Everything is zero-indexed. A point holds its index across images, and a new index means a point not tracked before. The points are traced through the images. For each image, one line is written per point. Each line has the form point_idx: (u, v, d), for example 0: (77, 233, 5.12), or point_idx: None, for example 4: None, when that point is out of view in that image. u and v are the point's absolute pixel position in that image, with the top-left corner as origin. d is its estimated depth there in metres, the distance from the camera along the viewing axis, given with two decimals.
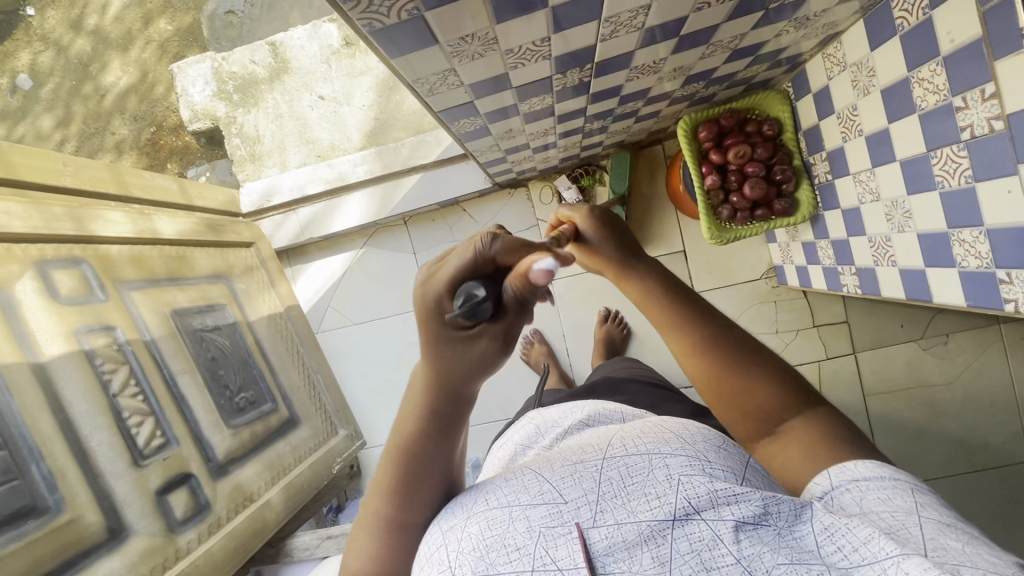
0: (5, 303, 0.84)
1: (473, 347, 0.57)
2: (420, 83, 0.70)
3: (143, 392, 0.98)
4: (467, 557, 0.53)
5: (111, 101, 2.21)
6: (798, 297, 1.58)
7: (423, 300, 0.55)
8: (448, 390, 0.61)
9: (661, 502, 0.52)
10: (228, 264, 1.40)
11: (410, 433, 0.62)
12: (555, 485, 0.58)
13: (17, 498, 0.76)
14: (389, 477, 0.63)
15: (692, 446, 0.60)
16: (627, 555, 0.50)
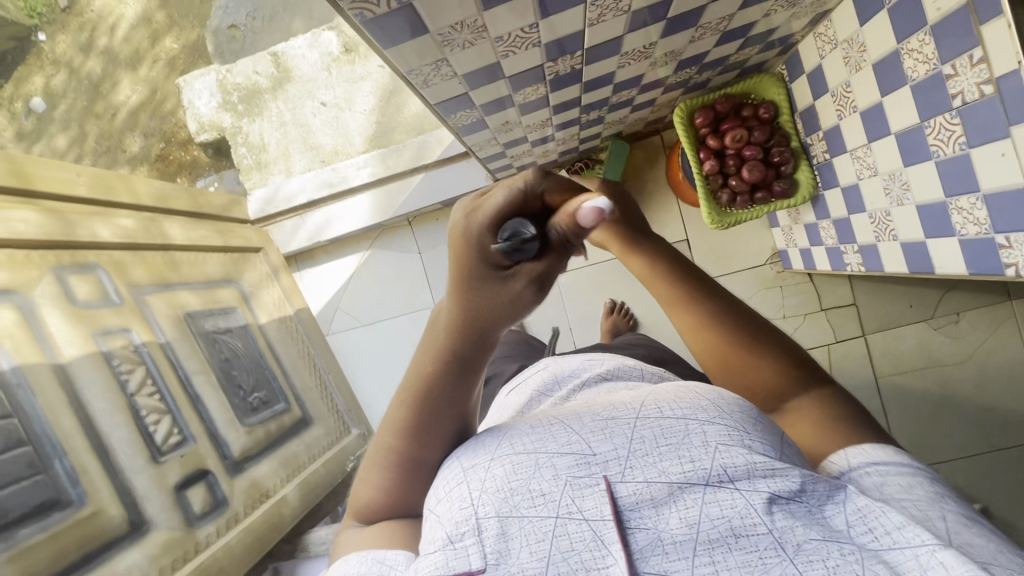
0: (25, 306, 0.87)
1: (507, 294, 0.56)
2: (415, 74, 0.72)
3: (159, 392, 1.01)
4: (489, 497, 0.53)
5: (122, 118, 2.27)
6: (804, 281, 1.58)
7: (461, 233, 0.53)
8: (469, 335, 0.60)
9: (695, 467, 0.51)
10: (238, 268, 1.43)
11: (428, 377, 0.63)
12: (584, 435, 0.56)
13: (41, 491, 0.78)
14: (403, 418, 0.64)
15: (732, 412, 0.56)
16: (655, 513, 0.50)
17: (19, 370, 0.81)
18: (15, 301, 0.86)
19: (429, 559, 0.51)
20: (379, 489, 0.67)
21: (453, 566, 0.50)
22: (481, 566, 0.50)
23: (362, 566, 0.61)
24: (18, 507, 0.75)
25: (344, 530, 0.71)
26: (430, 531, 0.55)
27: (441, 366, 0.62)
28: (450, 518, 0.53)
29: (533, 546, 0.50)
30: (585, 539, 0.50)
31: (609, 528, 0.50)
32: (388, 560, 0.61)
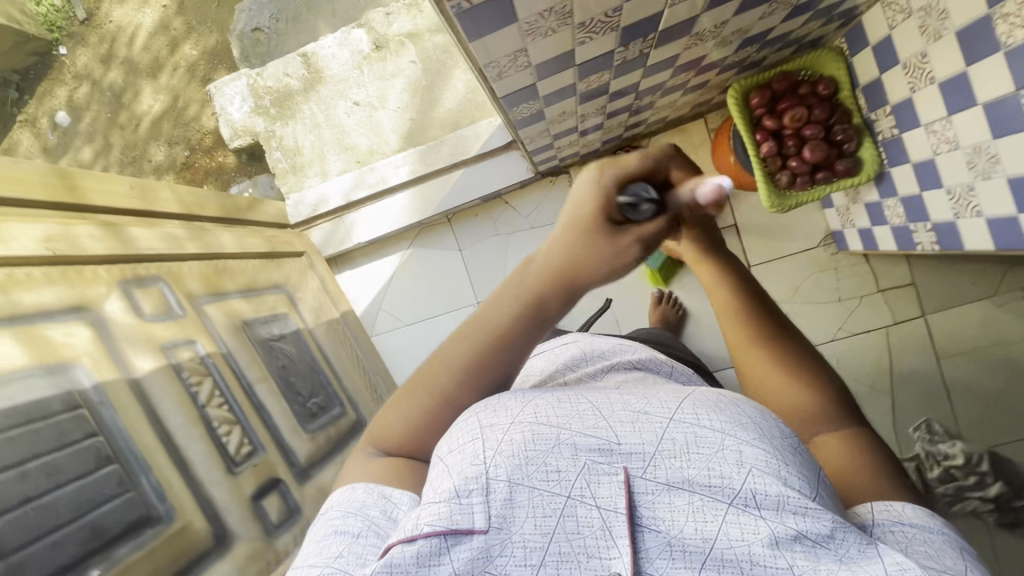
0: (97, 322, 0.87)
1: (617, 249, 0.59)
2: (491, 67, 0.69)
3: (227, 402, 1.00)
4: (504, 460, 0.56)
5: (145, 128, 2.26)
6: (859, 262, 1.54)
7: (595, 178, 0.59)
8: (557, 286, 0.63)
9: (724, 484, 0.55)
10: (285, 274, 1.42)
11: (499, 324, 0.66)
12: (614, 427, 0.60)
13: (132, 509, 0.76)
14: (464, 359, 0.67)
15: (772, 436, 0.59)
16: (670, 516, 0.55)
17: (99, 387, 0.80)
18: (87, 317, 0.85)
19: (430, 508, 0.54)
20: (407, 419, 0.70)
21: (455, 519, 0.53)
22: (482, 526, 0.53)
23: (370, 497, 0.64)
24: (112, 527, 0.73)
25: (357, 454, 0.73)
26: (435, 480, 0.58)
27: (516, 316, 0.65)
28: (461, 471, 0.56)
29: (539, 519, 0.54)
30: (594, 527, 0.54)
31: (619, 521, 0.54)
32: (394, 498, 0.64)
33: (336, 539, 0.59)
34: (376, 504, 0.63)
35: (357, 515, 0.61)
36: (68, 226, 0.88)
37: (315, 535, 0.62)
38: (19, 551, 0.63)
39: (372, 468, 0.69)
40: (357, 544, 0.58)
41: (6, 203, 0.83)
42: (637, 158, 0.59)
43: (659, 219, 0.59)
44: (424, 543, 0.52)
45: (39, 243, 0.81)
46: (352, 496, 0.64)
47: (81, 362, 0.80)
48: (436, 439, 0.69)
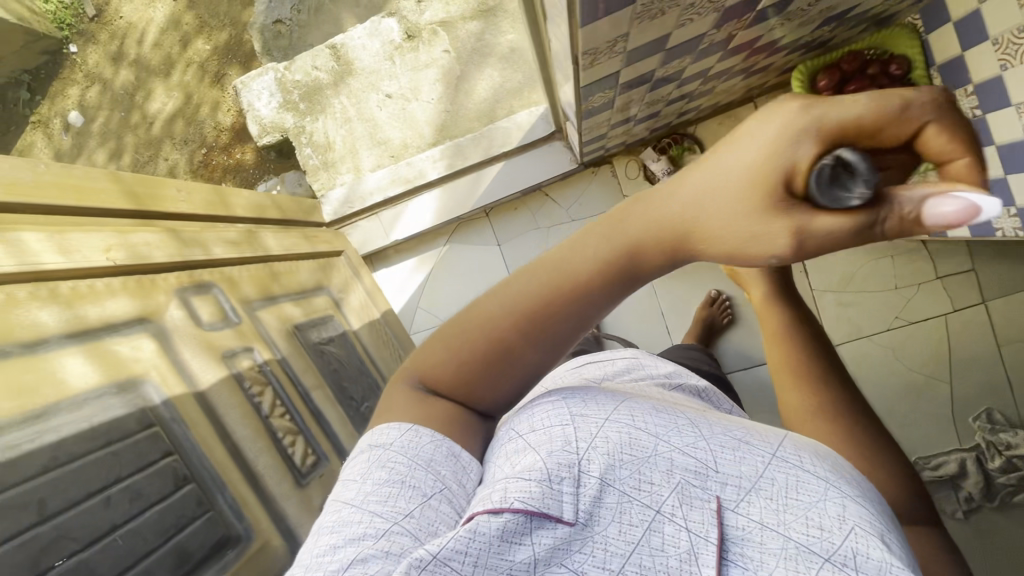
0: (160, 332, 0.82)
1: (763, 234, 0.42)
2: (589, 54, 0.64)
3: (288, 411, 0.97)
4: (598, 457, 0.49)
5: (159, 127, 2.18)
6: (917, 248, 1.52)
7: (792, 119, 0.39)
8: (663, 240, 0.48)
9: (824, 537, 0.46)
10: (327, 274, 1.38)
11: (579, 269, 0.51)
12: (713, 446, 0.52)
13: (213, 529, 0.73)
14: (530, 301, 0.53)
15: (872, 503, 0.51)
16: (760, 557, 0.46)
17: (169, 402, 0.76)
18: (151, 329, 0.81)
19: (518, 483, 0.46)
20: (452, 361, 0.56)
21: (545, 503, 0.46)
22: (570, 519, 0.46)
23: (439, 453, 0.53)
24: (196, 550, 0.70)
25: (393, 386, 0.61)
26: (512, 456, 0.51)
27: (607, 264, 0.51)
28: (553, 454, 0.49)
29: (623, 526, 0.47)
30: (679, 547, 0.46)
31: (709, 550, 0.46)
32: (462, 460, 0.55)
33: (404, 492, 0.50)
34: (445, 464, 0.53)
35: (426, 471, 0.52)
36: (125, 233, 0.84)
37: (371, 473, 0.52)
38: None
39: (412, 410, 0.57)
40: (427, 506, 0.50)
41: (57, 213, 0.80)
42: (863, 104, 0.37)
43: (846, 220, 0.39)
44: (511, 518, 0.45)
45: (102, 253, 0.78)
46: (415, 442, 0.54)
47: (150, 376, 0.76)
48: (478, 394, 0.57)
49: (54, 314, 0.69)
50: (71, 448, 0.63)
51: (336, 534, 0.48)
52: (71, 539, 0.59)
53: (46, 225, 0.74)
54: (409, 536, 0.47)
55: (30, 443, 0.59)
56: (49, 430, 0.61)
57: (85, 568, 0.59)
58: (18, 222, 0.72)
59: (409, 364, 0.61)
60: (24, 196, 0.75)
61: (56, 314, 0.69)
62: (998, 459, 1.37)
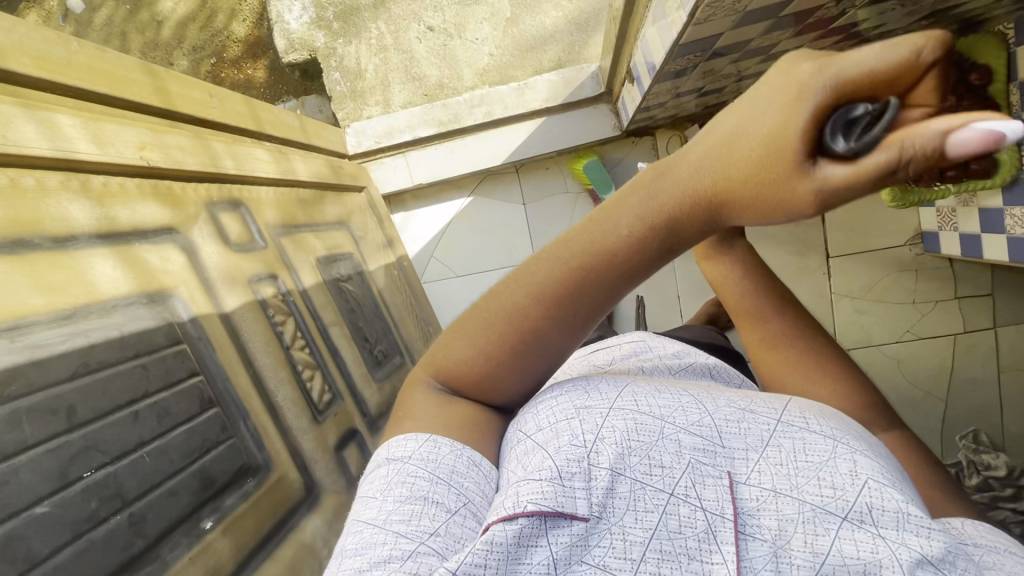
0: (188, 245, 0.77)
1: (787, 195, 0.36)
2: (712, 6, 0.61)
3: (308, 344, 0.92)
4: (607, 447, 0.48)
5: (170, 30, 1.85)
6: (943, 266, 1.49)
7: (798, 84, 0.33)
8: (701, 207, 0.43)
9: (837, 496, 0.46)
10: (347, 210, 1.31)
11: (605, 250, 0.48)
12: (717, 422, 0.51)
13: (236, 456, 0.70)
14: (551, 287, 0.50)
15: (880, 454, 0.51)
16: (777, 526, 0.46)
17: (197, 321, 0.72)
18: (179, 240, 0.76)
19: (529, 484, 0.45)
20: (475, 354, 0.56)
21: (559, 501, 0.44)
22: (585, 515, 0.45)
23: (461, 464, 0.52)
24: (219, 476, 0.68)
25: (407, 392, 0.61)
26: (523, 458, 0.50)
27: (634, 239, 0.47)
28: (560, 450, 0.48)
29: (640, 514, 0.46)
30: (696, 528, 0.45)
31: (726, 527, 0.45)
32: (483, 469, 0.54)
33: (428, 509, 0.48)
34: (468, 474, 0.52)
35: (449, 485, 0.50)
36: (159, 133, 0.78)
37: (391, 489, 0.50)
38: (140, 500, 0.58)
39: (434, 413, 0.57)
40: (452, 523, 0.48)
41: (88, 100, 0.73)
42: (863, 57, 0.30)
43: (846, 170, 0.32)
44: (526, 523, 0.44)
45: (135, 150, 0.72)
46: (435, 453, 0.53)
47: (178, 291, 0.72)
48: (503, 384, 0.57)
49: (86, 210, 0.64)
50: (100, 356, 0.59)
51: (359, 555, 0.45)
52: (99, 451, 0.56)
53: (79, 111, 0.68)
54: (437, 556, 0.45)
55: (59, 344, 0.56)
56: (77, 334, 0.58)
57: (114, 481, 0.56)
58: (48, 103, 0.65)
59: (423, 366, 0.61)
60: (53, 75, 0.68)
61: (88, 210, 0.64)
62: (976, 478, 1.36)
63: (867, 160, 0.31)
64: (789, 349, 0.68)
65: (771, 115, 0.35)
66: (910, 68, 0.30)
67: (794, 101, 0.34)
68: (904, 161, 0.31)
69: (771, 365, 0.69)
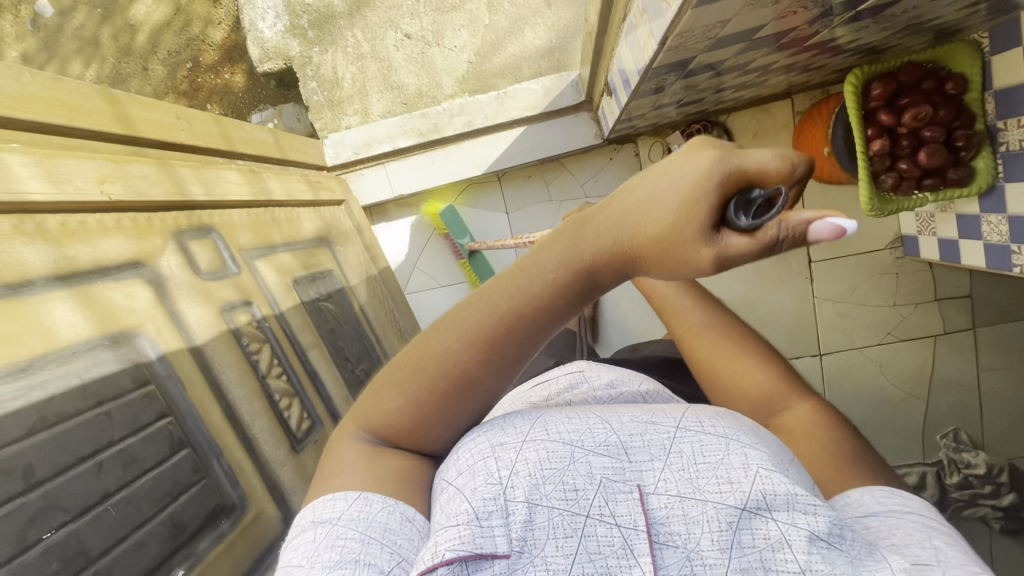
0: (155, 280, 0.75)
1: (691, 255, 0.46)
2: (683, 36, 0.61)
3: (285, 371, 0.91)
4: (522, 480, 0.47)
5: (141, 35, 1.78)
6: (923, 268, 1.49)
7: (704, 170, 0.44)
8: (615, 256, 0.50)
9: (734, 490, 0.47)
10: (326, 225, 1.30)
11: (532, 296, 0.52)
12: (622, 438, 0.52)
13: (208, 498, 0.69)
14: (480, 328, 0.53)
15: (773, 449, 0.53)
16: (686, 530, 0.46)
17: (165, 359, 0.70)
18: (146, 275, 0.74)
19: (448, 530, 0.44)
20: (404, 403, 0.56)
21: (478, 543, 0.43)
22: (505, 551, 0.44)
23: (393, 521, 0.50)
24: (191, 521, 0.66)
25: (334, 444, 0.59)
26: (446, 504, 0.49)
27: (558, 283, 0.51)
28: (477, 491, 0.47)
29: (560, 541, 0.45)
30: (614, 545, 0.45)
31: (641, 539, 0.45)
32: (417, 524, 0.52)
33: (359, 570, 0.46)
34: (401, 531, 0.50)
35: (382, 544, 0.48)
36: (121, 164, 0.76)
37: (320, 556, 0.47)
38: (105, 555, 0.57)
39: (363, 466, 0.55)
40: None
41: (45, 133, 0.70)
42: (756, 157, 0.42)
43: (749, 241, 0.43)
44: (446, 571, 0.42)
45: (95, 185, 0.70)
46: (366, 512, 0.51)
47: (145, 329, 0.70)
48: (430, 429, 0.57)
49: (42, 254, 0.62)
50: (60, 408, 0.57)
51: None
52: (60, 509, 0.54)
53: (33, 147, 0.66)
54: None
55: (14, 400, 0.54)
56: (34, 386, 0.56)
57: (76, 540, 0.55)
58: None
59: (352, 420, 0.60)
60: (4, 110, 0.65)
61: (45, 253, 0.62)
62: (957, 476, 1.38)
63: (762, 233, 0.42)
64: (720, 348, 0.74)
65: (689, 197, 0.44)
66: (790, 176, 0.42)
67: (696, 188, 0.44)
68: (787, 236, 0.42)
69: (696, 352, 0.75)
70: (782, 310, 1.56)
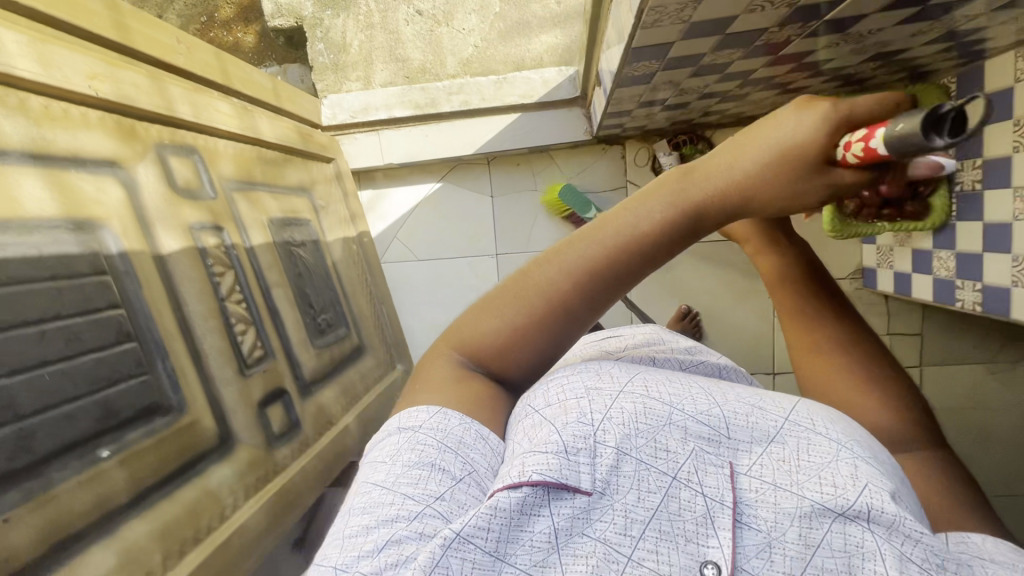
0: (129, 183, 0.77)
1: (802, 192, 0.52)
2: (655, 11, 0.65)
3: (246, 301, 0.94)
4: (614, 428, 0.51)
5: None
6: (879, 302, 1.55)
7: (812, 123, 0.50)
8: (730, 199, 0.57)
9: (835, 493, 0.49)
10: (311, 178, 1.32)
11: (645, 230, 0.59)
12: (725, 413, 0.54)
13: (146, 394, 0.70)
14: (593, 260, 0.59)
15: (879, 459, 0.54)
16: (771, 517, 0.49)
17: (126, 254, 0.72)
18: (120, 176, 0.76)
19: (535, 455, 0.48)
20: (502, 327, 0.61)
21: (562, 474, 0.48)
22: (588, 489, 0.48)
23: (469, 437, 0.56)
24: (126, 409, 0.67)
25: (428, 360, 0.65)
26: (531, 430, 0.53)
27: (669, 220, 0.58)
28: (568, 427, 0.51)
29: (643, 493, 0.49)
30: (696, 512, 0.48)
31: (724, 514, 0.48)
32: (488, 442, 0.57)
33: (434, 475, 0.51)
34: (474, 446, 0.55)
35: (456, 453, 0.53)
36: (114, 67, 0.78)
37: (401, 455, 0.53)
38: (34, 416, 0.58)
39: (451, 386, 0.61)
40: (457, 489, 0.51)
41: (43, 23, 0.73)
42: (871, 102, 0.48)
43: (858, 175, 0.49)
44: (529, 492, 0.47)
45: (83, 79, 0.72)
46: (443, 424, 0.56)
47: (110, 224, 0.72)
48: (519, 355, 0.62)
49: (19, 128, 0.64)
50: (12, 271, 0.59)
51: (368, 513, 0.49)
52: None
53: (28, 30, 0.67)
54: (440, 518, 0.48)
55: None
56: None
57: (6, 395, 0.56)
58: None
59: (445, 342, 0.65)
60: None
61: (21, 128, 0.64)
62: None
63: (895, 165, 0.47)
64: (833, 355, 0.69)
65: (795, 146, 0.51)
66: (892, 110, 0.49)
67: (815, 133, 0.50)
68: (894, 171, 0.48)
69: (809, 369, 0.70)
70: (742, 325, 1.61)
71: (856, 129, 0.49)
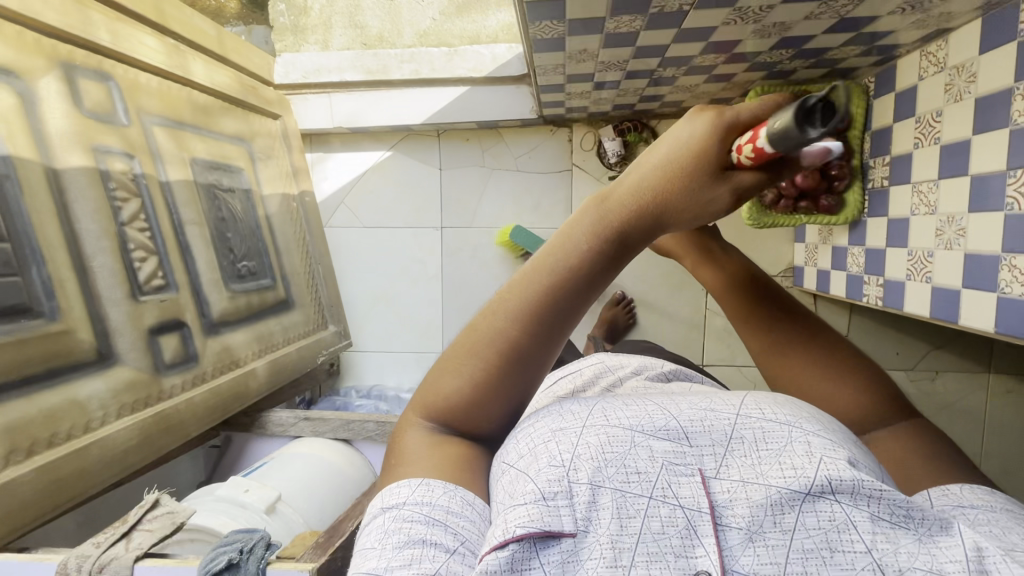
0: (26, 95, 0.79)
1: (704, 196, 0.47)
2: None
3: (152, 231, 0.95)
4: (585, 462, 0.41)
5: None
6: (808, 300, 1.57)
7: (701, 130, 0.46)
8: (644, 213, 0.48)
9: (797, 474, 0.39)
10: (251, 129, 1.32)
11: (572, 258, 0.48)
12: (681, 420, 0.44)
13: (14, 294, 0.73)
14: (529, 301, 0.48)
15: (833, 430, 0.44)
16: (750, 513, 0.38)
17: (10, 160, 0.75)
18: (16, 85, 0.77)
19: (516, 507, 0.39)
20: (460, 389, 0.49)
21: (547, 521, 0.38)
22: (572, 530, 0.38)
23: (456, 504, 0.44)
24: None
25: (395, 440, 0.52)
26: (510, 487, 0.43)
27: (595, 247, 0.48)
28: (541, 471, 0.41)
29: (622, 521, 0.38)
30: (677, 527, 0.38)
31: (705, 521, 0.38)
32: (480, 508, 0.45)
33: (428, 552, 0.40)
34: (464, 513, 0.44)
35: (447, 525, 0.42)
36: None
37: (387, 539, 0.42)
38: None
39: (425, 455, 0.48)
40: (455, 562, 0.40)
41: None
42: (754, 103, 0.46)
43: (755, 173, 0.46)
44: (518, 548, 0.38)
45: None
46: (430, 495, 0.44)
47: None
48: (488, 412, 0.49)
49: None
50: None
51: None
52: None
53: None
54: None
55: None
56: None
57: None
58: None
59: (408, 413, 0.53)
60: None
61: None
62: None
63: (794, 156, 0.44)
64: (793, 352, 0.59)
65: (691, 152, 0.46)
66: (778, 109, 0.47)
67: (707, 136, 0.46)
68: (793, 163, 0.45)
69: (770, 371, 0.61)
70: (675, 315, 1.63)
71: (744, 133, 0.47)
